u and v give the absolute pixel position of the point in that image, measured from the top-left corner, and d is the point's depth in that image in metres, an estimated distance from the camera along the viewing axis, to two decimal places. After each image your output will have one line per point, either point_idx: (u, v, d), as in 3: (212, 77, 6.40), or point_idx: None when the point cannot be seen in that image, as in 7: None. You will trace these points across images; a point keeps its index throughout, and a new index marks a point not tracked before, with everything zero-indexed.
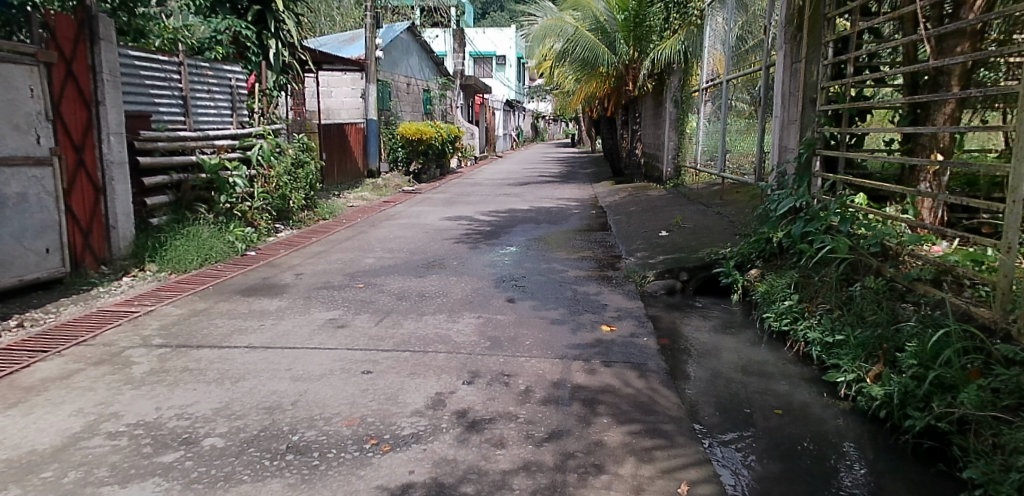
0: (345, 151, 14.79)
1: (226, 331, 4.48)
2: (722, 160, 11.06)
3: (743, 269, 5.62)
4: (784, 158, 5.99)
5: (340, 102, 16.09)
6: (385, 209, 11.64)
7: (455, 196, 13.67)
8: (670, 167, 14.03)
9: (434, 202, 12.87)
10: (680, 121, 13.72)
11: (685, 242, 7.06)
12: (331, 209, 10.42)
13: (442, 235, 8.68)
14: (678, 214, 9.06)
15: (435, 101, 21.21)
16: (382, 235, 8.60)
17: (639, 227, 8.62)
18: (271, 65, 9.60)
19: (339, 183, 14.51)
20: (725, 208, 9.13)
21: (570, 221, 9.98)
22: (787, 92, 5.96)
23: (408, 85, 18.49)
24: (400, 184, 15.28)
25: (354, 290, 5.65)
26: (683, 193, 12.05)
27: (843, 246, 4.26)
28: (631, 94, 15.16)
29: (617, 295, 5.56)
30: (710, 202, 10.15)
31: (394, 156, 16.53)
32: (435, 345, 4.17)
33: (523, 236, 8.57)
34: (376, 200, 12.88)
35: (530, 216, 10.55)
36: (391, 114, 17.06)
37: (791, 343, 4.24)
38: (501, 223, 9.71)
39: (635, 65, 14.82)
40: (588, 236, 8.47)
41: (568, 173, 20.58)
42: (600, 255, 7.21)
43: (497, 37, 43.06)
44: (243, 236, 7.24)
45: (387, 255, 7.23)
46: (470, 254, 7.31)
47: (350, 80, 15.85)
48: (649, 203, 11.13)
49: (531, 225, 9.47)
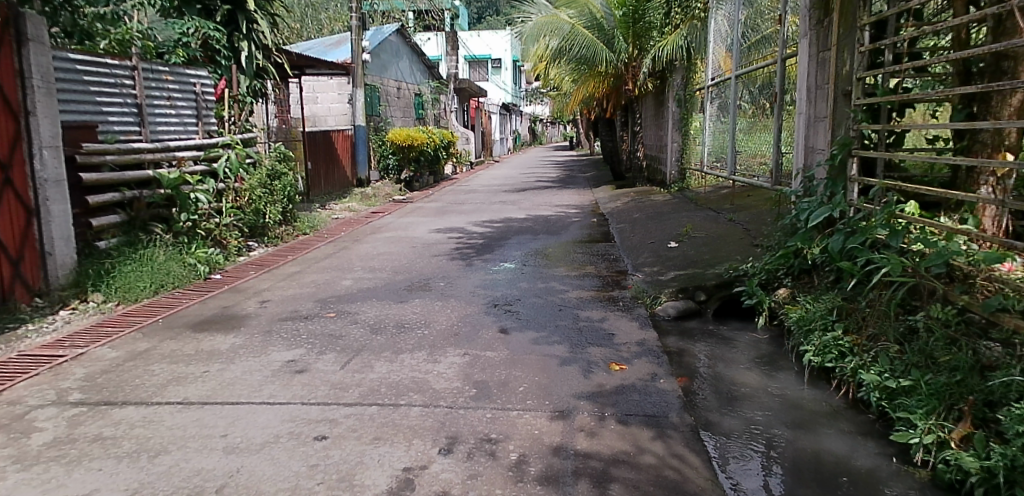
0: (332, 160, 14.17)
1: (161, 380, 3.77)
2: (731, 162, 10.37)
3: (769, 288, 4.93)
4: (812, 159, 5.28)
5: (327, 108, 15.40)
6: (372, 221, 10.93)
7: (448, 205, 12.99)
8: (675, 170, 13.35)
9: (426, 212, 12.18)
10: (684, 122, 13.03)
11: (697, 255, 6.36)
12: (312, 222, 9.71)
13: (430, 250, 7.97)
14: (687, 222, 8.35)
15: (428, 106, 20.52)
16: (365, 252, 7.90)
17: (644, 237, 7.92)
18: (244, 69, 8.91)
19: (327, 193, 13.91)
20: (737, 215, 8.43)
21: (570, 231, 9.27)
22: (813, 85, 5.25)
23: (398, 89, 17.81)
24: (391, 193, 14.59)
25: (324, 320, 4.96)
26: (690, 197, 11.35)
27: (896, 267, 3.54)
28: (631, 94, 14.46)
29: (625, 321, 4.86)
30: (720, 208, 9.46)
31: (385, 163, 15.83)
32: (409, 394, 3.47)
33: (518, 250, 7.86)
34: (363, 211, 12.21)
35: (527, 226, 9.85)
36: (380, 120, 16.37)
37: (840, 385, 3.55)
38: (495, 235, 9.02)
39: (635, 63, 14.13)
40: (589, 249, 7.77)
41: (568, 177, 19.88)
42: (603, 272, 6.51)
43: (492, 40, 42.42)
44: (207, 258, 6.55)
45: (368, 275, 6.53)
46: (459, 272, 6.61)
47: (337, 86, 15.18)
48: (654, 209, 10.44)
49: (527, 237, 8.77)
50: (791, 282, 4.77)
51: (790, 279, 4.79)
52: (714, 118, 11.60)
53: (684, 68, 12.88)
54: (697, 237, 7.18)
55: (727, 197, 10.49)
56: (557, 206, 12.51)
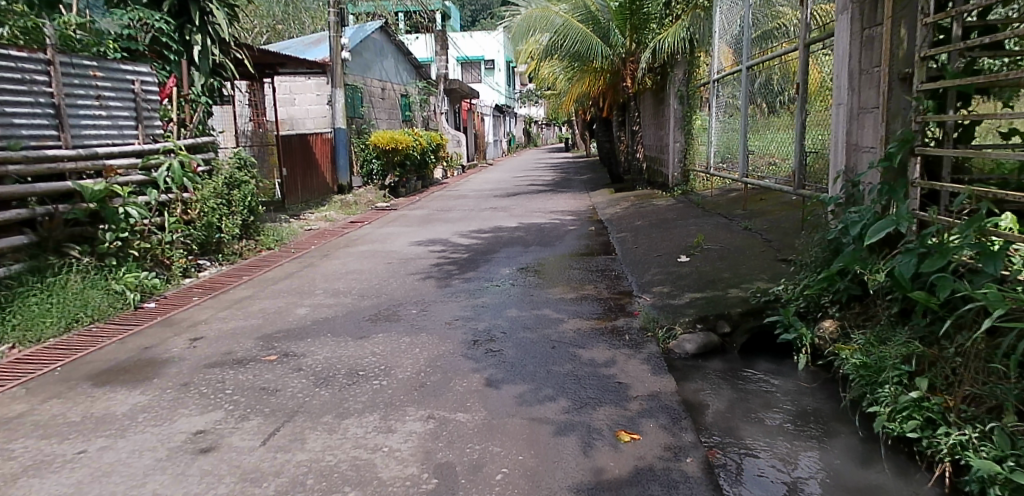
0: (310, 165, 13.34)
1: (18, 467, 2.83)
2: (743, 163, 9.44)
3: (810, 319, 4.03)
4: (857, 159, 4.35)
5: (304, 110, 14.38)
6: (348, 232, 9.98)
7: (434, 213, 12.06)
8: (678, 171, 12.42)
9: (409, 220, 11.24)
10: (686, 119, 12.09)
11: (712, 273, 5.43)
12: (278, 235, 8.77)
13: (407, 267, 7.04)
14: (696, 231, 7.42)
15: (415, 107, 19.53)
16: (333, 270, 6.97)
17: (650, 248, 7.00)
18: (197, 65, 7.95)
19: (305, 201, 13.11)
20: (753, 222, 7.52)
21: (566, 241, 8.32)
22: (856, 69, 4.32)
23: (383, 90, 16.86)
24: (374, 200, 13.62)
25: (262, 364, 4.03)
26: (696, 201, 10.43)
27: (1004, 306, 2.62)
28: (629, 91, 13.53)
29: (634, 364, 3.95)
30: (732, 214, 8.54)
31: (367, 168, 14.78)
32: (345, 489, 2.56)
33: (507, 266, 6.93)
34: (340, 220, 11.27)
35: (518, 236, 8.90)
36: (363, 122, 15.43)
37: (932, 465, 2.65)
38: (481, 247, 8.08)
39: (633, 58, 13.20)
40: (587, 264, 6.84)
41: (563, 180, 18.96)
42: (604, 293, 5.58)
43: (484, 40, 41.51)
44: (139, 284, 5.62)
45: (329, 301, 5.60)
46: (436, 297, 5.68)
47: (315, 86, 14.22)
48: (657, 214, 9.53)
49: (518, 249, 7.83)
50: (839, 313, 3.85)
51: (837, 310, 3.87)
52: (722, 115, 10.67)
53: (687, 61, 11.93)
54: (711, 250, 6.26)
55: (738, 201, 9.55)
56: (551, 212, 11.57)
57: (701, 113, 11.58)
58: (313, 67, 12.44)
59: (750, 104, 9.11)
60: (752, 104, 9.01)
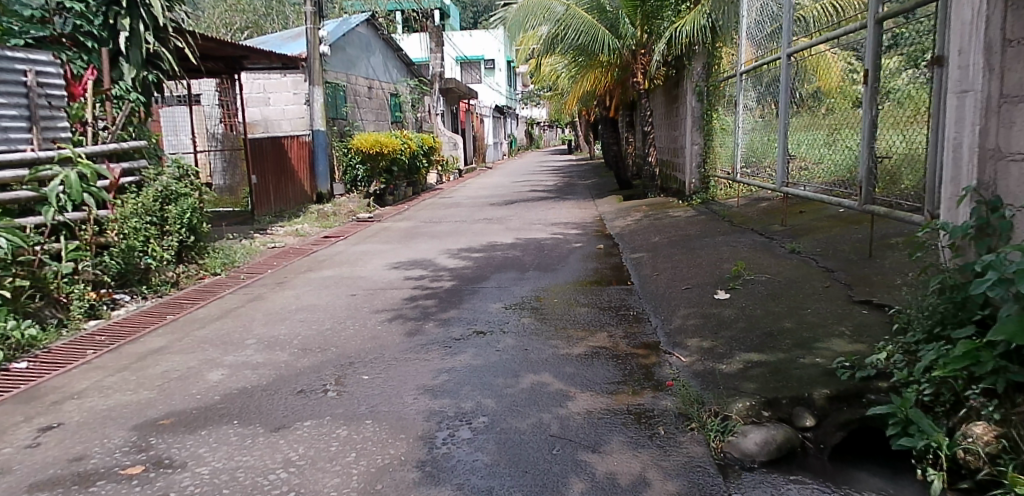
0: (284, 172, 12.07)
1: None
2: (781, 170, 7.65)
3: (941, 416, 2.68)
4: (1003, 172, 2.99)
5: (280, 111, 13.06)
6: (318, 250, 8.66)
7: (422, 225, 10.75)
8: (696, 177, 11.01)
9: (392, 234, 9.92)
10: (705, 118, 10.75)
11: (770, 322, 4.05)
12: (231, 258, 7.46)
13: (373, 302, 5.68)
14: (732, 256, 6.04)
15: (408, 108, 18.17)
16: (283, 305, 5.64)
17: (676, 277, 5.69)
18: (125, 56, 6.58)
19: (278, 211, 11.85)
20: (800, 245, 6.10)
21: (570, 264, 6.95)
22: (999, 41, 2.95)
23: (370, 89, 15.56)
24: (355, 209, 12.27)
25: (116, 484, 2.69)
26: (721, 213, 9.06)
27: None
28: (640, 88, 12.17)
29: (679, 489, 2.59)
30: (768, 230, 7.18)
31: (352, 174, 13.50)
32: None
33: (497, 300, 5.57)
34: (314, 235, 9.96)
35: (514, 257, 7.53)
36: (347, 123, 14.11)
37: None
38: (468, 273, 6.71)
39: (644, 51, 11.87)
40: (598, 299, 5.47)
41: (566, 185, 17.66)
42: (623, 347, 4.21)
43: (484, 40, 40.27)
44: (10, 335, 4.29)
45: (259, 357, 4.25)
46: (401, 351, 4.32)
47: (292, 84, 12.90)
48: (676, 230, 8.17)
49: (512, 276, 6.47)
50: (999, 415, 2.47)
51: (993, 408, 2.50)
52: (750, 113, 9.18)
53: (706, 53, 10.63)
54: (759, 287, 4.87)
55: (772, 214, 8.12)
56: (552, 225, 10.21)
57: (727, 112, 10.13)
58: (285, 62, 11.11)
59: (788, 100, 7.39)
60: (792, 99, 7.43)
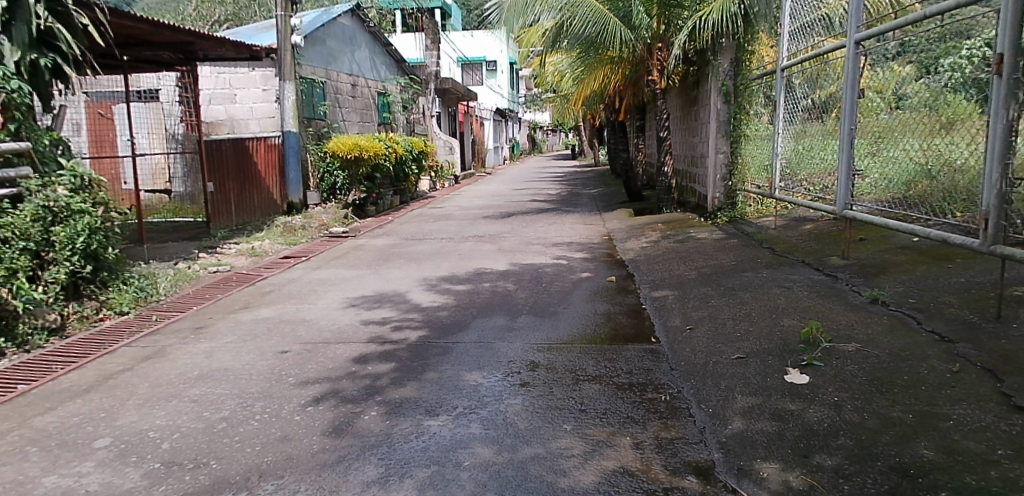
0: (248, 177, 10.64)
1: None
2: (842, 186, 5.80)
3: None
4: None
5: (247, 109, 11.56)
6: (267, 276, 7.18)
7: (401, 243, 9.25)
8: (721, 191, 9.50)
9: (364, 254, 8.42)
10: (733, 122, 9.28)
11: (896, 447, 2.57)
12: (151, 289, 5.99)
13: (307, 365, 4.18)
14: (791, 307, 4.54)
15: (398, 110, 16.68)
16: (184, 369, 4.16)
17: (720, 338, 4.18)
18: (4, 32, 5.11)
19: (240, 225, 10.47)
20: (881, 291, 4.59)
21: (574, 308, 5.44)
22: None
23: (354, 86, 14.08)
24: (330, 222, 10.75)
25: None
26: (755, 236, 7.56)
27: None
28: (655, 88, 10.65)
29: None
30: (825, 264, 5.67)
31: (330, 181, 12.04)
32: None
33: (475, 366, 4.06)
34: (272, 254, 8.48)
35: (504, 293, 6.02)
36: (326, 124, 12.62)
37: None
38: (444, 316, 5.21)
39: (661, 44, 10.40)
40: (613, 368, 3.96)
41: (570, 195, 16.15)
42: (656, 474, 2.72)
43: (486, 41, 38.80)
44: None
45: (95, 481, 2.77)
46: (315, 468, 2.82)
47: (261, 78, 11.41)
48: (704, 260, 6.68)
49: (498, 325, 4.95)
50: None
51: None
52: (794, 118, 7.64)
53: (735, 47, 9.17)
54: (850, 368, 3.37)
55: (824, 240, 6.60)
56: (553, 246, 8.70)
57: (762, 115, 8.64)
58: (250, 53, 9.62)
59: (857, 98, 5.51)
60: (859, 95, 5.58)
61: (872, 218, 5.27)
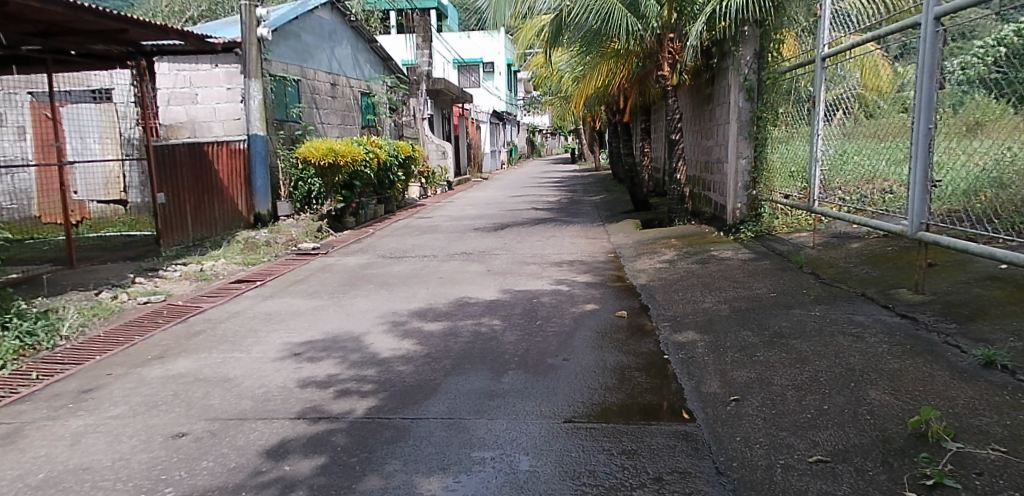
0: (207, 187, 9.43)
1: None
2: (916, 202, 4.48)
3: None
4: None
5: (210, 110, 10.34)
6: (207, 307, 5.96)
7: (376, 262, 8.05)
8: (743, 201, 8.38)
9: (329, 277, 7.21)
10: (757, 122, 8.14)
11: None
12: (44, 332, 4.76)
13: (202, 460, 2.98)
14: (874, 371, 3.33)
15: (384, 111, 15.48)
16: (28, 469, 2.96)
17: (786, 422, 2.98)
18: None
19: (196, 240, 9.28)
20: (994, 347, 3.38)
21: (577, 359, 4.24)
22: None
23: (334, 85, 12.89)
24: (299, 236, 9.52)
25: None
26: (792, 256, 6.37)
27: None
28: (666, 85, 9.48)
29: None
30: (895, 301, 4.49)
31: (304, 189, 10.62)
32: None
33: (437, 465, 2.86)
34: (222, 277, 7.26)
35: (489, 335, 4.82)
36: (300, 126, 11.44)
37: None
38: (406, 372, 4.01)
39: (673, 35, 9.17)
40: (635, 469, 2.77)
41: (571, 203, 14.94)
42: None
43: (483, 42, 37.58)
44: None
45: None
46: None
47: (224, 76, 10.21)
48: (734, 289, 5.48)
49: (476, 389, 3.74)
50: None
51: None
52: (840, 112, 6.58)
53: (759, 36, 8.03)
54: None
55: (881, 265, 5.40)
56: (551, 266, 7.49)
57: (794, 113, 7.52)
58: (193, 42, 8.25)
59: (936, 91, 4.28)
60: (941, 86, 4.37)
61: (945, 239, 4.18)
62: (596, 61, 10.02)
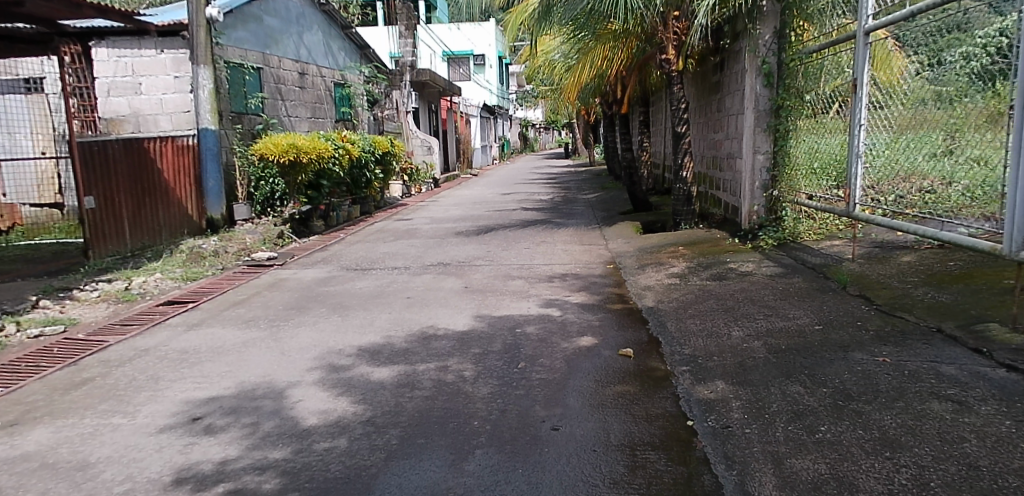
0: (148, 188, 8.28)
1: None
2: (1015, 213, 3.44)
3: None
4: None
5: (155, 101, 9.18)
6: (114, 340, 4.83)
7: (337, 277, 6.92)
8: (761, 202, 7.30)
9: (277, 297, 6.07)
10: (777, 111, 7.05)
11: None
12: None
13: None
14: (1013, 474, 2.26)
15: (361, 104, 14.31)
16: None
17: None
18: None
19: (135, 250, 8.12)
20: None
21: (569, 427, 3.13)
22: None
23: (303, 75, 11.74)
24: (255, 244, 8.39)
25: None
26: (827, 272, 5.28)
27: None
28: (670, 70, 8.38)
29: None
30: (989, 340, 3.40)
31: (265, 190, 9.52)
32: None
33: None
34: (149, 298, 6.12)
35: (456, 387, 3.69)
36: (262, 120, 10.30)
37: None
38: (332, 454, 2.90)
39: (678, 13, 8.05)
40: None
41: (564, 202, 13.81)
42: None
43: (474, 33, 36.35)
44: None
45: None
46: None
47: (171, 63, 9.06)
48: (765, 317, 4.37)
49: (424, 487, 2.63)
50: None
51: None
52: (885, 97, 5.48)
53: (779, 11, 6.94)
54: None
55: (951, 287, 4.31)
56: (539, 282, 6.38)
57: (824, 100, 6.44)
58: (118, 20, 7.09)
59: None
60: None
61: None
62: (590, 44, 8.91)
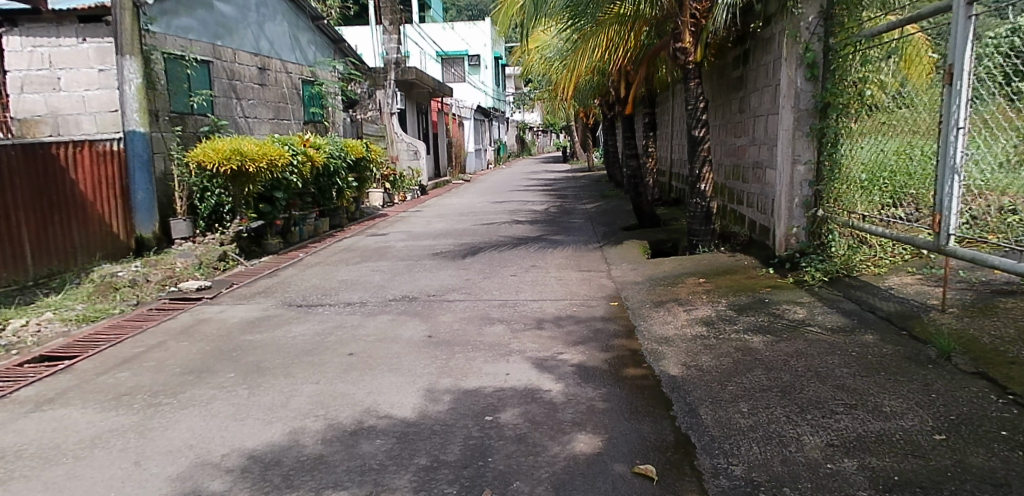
0: (55, 204, 6.82)
1: None
2: None
3: None
4: None
5: (77, 100, 7.76)
6: None
7: (271, 317, 5.51)
8: (801, 223, 5.86)
9: (180, 351, 4.65)
10: (824, 110, 5.59)
11: None
12: None
13: None
14: None
15: (336, 104, 12.90)
16: None
17: None
18: None
19: (37, 280, 6.58)
20: None
21: None
22: None
23: (264, 70, 10.34)
24: (187, 270, 6.98)
25: None
26: (912, 328, 3.87)
27: None
28: (687, 60, 6.96)
29: None
30: None
31: (211, 202, 8.25)
32: None
33: None
34: (16, 352, 4.70)
35: None
36: (210, 120, 8.89)
37: None
38: None
39: None
40: None
41: (561, 213, 12.41)
42: None
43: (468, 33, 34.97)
44: None
45: None
46: None
47: (93, 53, 7.66)
48: (848, 413, 2.97)
49: None
50: None
51: None
52: None
53: None
54: None
55: None
56: (525, 328, 4.97)
57: (899, 93, 4.99)
58: None
59: None
60: None
61: None
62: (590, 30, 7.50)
